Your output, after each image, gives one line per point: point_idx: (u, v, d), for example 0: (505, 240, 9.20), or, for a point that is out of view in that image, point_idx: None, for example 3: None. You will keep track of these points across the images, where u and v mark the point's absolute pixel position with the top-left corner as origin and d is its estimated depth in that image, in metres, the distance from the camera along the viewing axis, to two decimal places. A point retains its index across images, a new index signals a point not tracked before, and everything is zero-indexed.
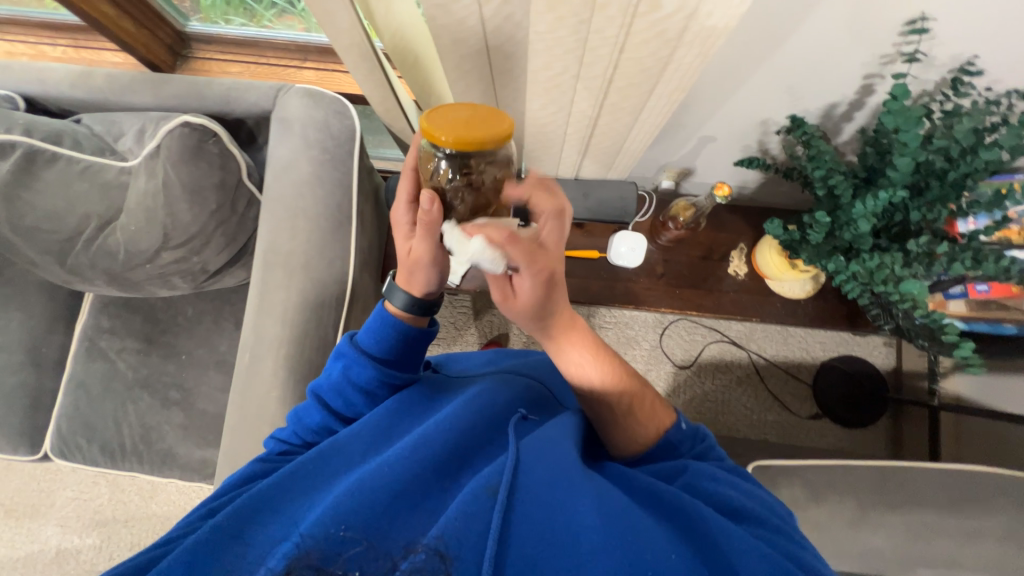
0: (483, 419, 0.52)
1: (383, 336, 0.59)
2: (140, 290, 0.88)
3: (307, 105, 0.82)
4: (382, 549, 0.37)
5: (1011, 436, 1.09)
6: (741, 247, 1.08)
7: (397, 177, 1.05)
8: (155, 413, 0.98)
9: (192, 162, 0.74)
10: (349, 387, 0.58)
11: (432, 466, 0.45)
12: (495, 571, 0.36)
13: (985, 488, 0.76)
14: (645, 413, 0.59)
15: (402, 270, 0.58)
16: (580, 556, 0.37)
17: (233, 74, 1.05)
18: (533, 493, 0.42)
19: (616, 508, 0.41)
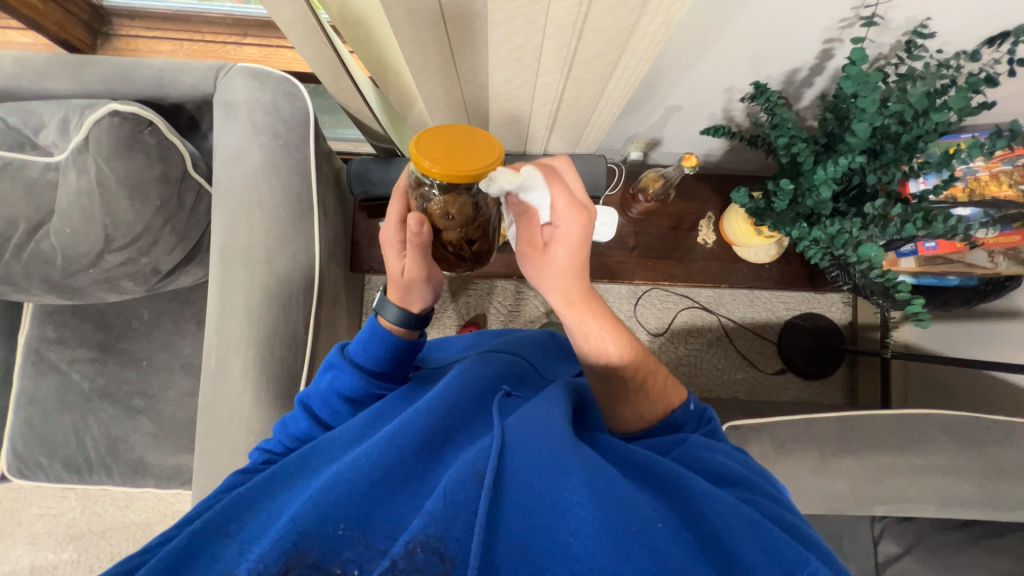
0: (466, 403, 0.52)
1: (376, 349, 0.60)
2: (86, 297, 0.82)
3: (252, 87, 0.75)
4: (379, 546, 0.37)
5: (949, 377, 1.20)
6: (708, 215, 1.10)
7: (358, 160, 1.00)
8: (120, 423, 0.94)
9: (127, 156, 0.68)
10: (337, 397, 0.58)
11: (418, 453, 0.44)
12: (487, 559, 0.36)
13: (933, 429, 0.83)
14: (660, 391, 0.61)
15: (396, 287, 0.61)
16: (568, 537, 0.37)
17: (165, 53, 0.96)
18: (522, 476, 0.41)
19: (607, 479, 0.41)
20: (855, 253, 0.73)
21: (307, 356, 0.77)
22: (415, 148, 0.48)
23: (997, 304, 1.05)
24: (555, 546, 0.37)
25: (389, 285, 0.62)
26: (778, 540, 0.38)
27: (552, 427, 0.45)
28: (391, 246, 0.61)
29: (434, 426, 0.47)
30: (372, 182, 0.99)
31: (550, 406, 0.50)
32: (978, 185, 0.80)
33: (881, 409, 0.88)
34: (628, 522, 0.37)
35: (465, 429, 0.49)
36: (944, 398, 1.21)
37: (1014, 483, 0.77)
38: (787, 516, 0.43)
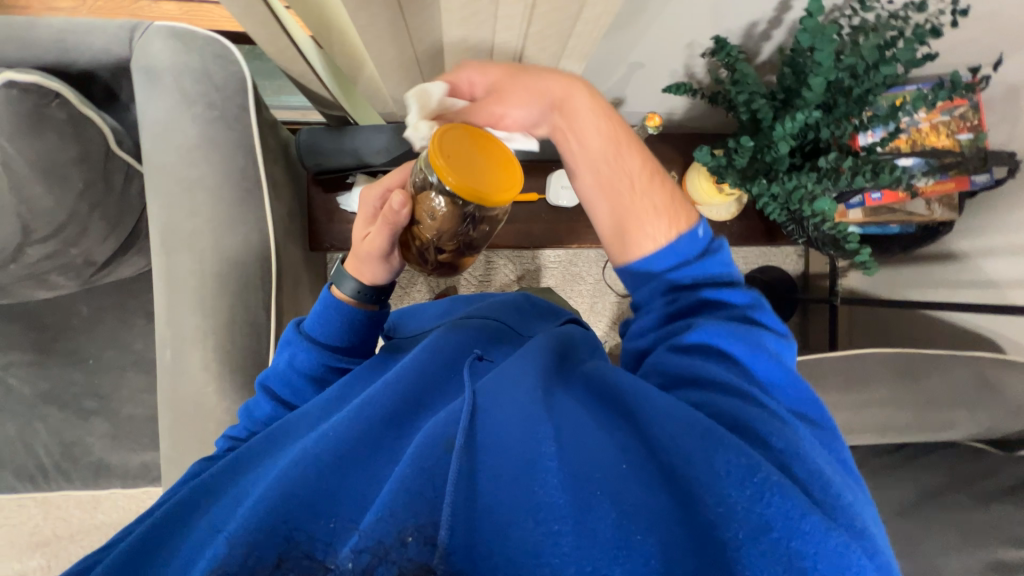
0: (435, 371, 0.51)
1: (332, 322, 0.60)
2: (10, 295, 0.74)
3: (176, 49, 0.67)
4: (352, 521, 0.36)
5: (887, 317, 1.31)
6: (672, 174, 1.11)
7: (307, 130, 0.93)
8: (72, 426, 0.88)
9: (34, 133, 0.59)
10: (296, 375, 0.59)
11: (389, 425, 0.44)
12: (467, 525, 0.36)
13: (875, 367, 0.91)
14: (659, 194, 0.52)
15: (353, 256, 0.60)
16: (535, 487, 0.37)
17: (64, 10, 0.89)
18: (493, 438, 0.41)
19: (575, 433, 0.42)
20: (810, 208, 0.75)
21: (271, 343, 0.74)
22: (439, 137, 0.52)
23: (931, 248, 1.13)
24: (523, 495, 0.37)
25: (349, 255, 0.62)
26: (731, 452, 0.37)
27: (519, 385, 0.45)
28: (366, 213, 0.62)
29: (400, 395, 0.47)
30: (324, 154, 0.93)
31: (521, 364, 0.49)
32: (920, 135, 0.85)
33: (829, 352, 0.95)
34: (592, 471, 0.38)
35: (437, 400, 0.48)
36: (883, 337, 1.33)
37: (943, 409, 0.86)
38: (757, 425, 0.41)
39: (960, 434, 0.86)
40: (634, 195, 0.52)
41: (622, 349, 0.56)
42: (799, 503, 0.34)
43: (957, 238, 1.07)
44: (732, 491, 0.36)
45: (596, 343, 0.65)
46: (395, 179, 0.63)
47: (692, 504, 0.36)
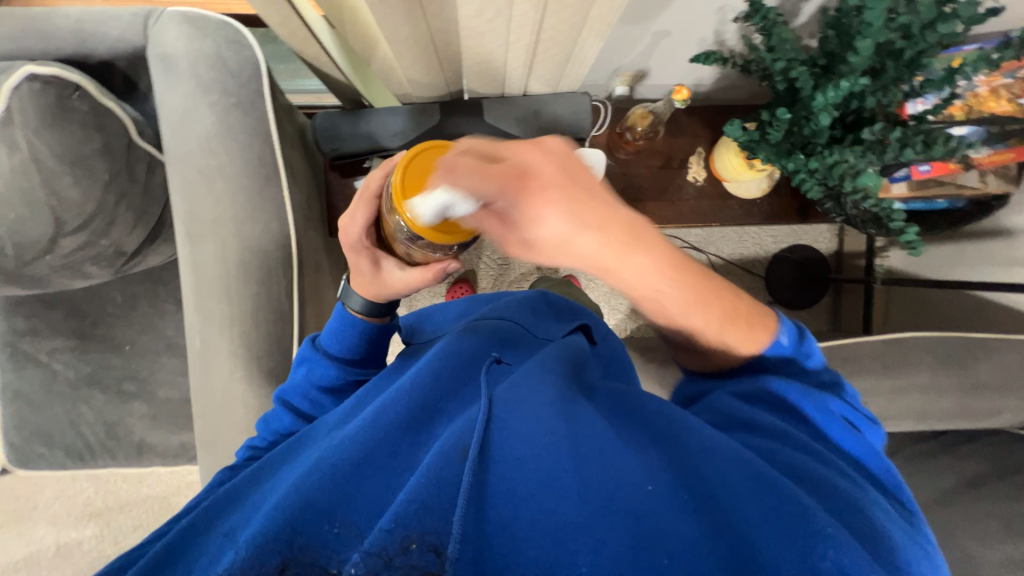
0: (453, 380, 0.51)
1: (347, 337, 0.65)
2: (50, 285, 0.77)
3: (190, 36, 0.67)
4: (361, 528, 0.36)
5: (929, 299, 1.25)
6: (699, 151, 1.06)
7: (322, 115, 0.92)
8: (114, 408, 0.92)
9: (58, 126, 0.60)
10: (314, 390, 0.63)
11: (406, 433, 0.45)
12: (476, 535, 0.35)
13: (915, 352, 0.86)
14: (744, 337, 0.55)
15: (368, 287, 0.63)
16: (553, 506, 0.36)
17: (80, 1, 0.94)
18: (509, 446, 0.40)
19: (595, 445, 0.41)
20: (852, 184, 0.70)
21: (295, 329, 0.75)
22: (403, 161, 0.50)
23: (981, 223, 1.06)
24: (539, 511, 0.36)
25: (360, 284, 0.64)
26: (784, 500, 0.38)
27: (538, 396, 0.45)
28: (357, 247, 0.62)
29: (420, 407, 0.47)
30: (341, 138, 0.92)
31: (540, 374, 0.49)
32: (977, 101, 0.77)
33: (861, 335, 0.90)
34: (616, 488, 0.37)
35: (454, 405, 0.49)
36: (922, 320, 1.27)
37: (987, 396, 0.82)
38: (807, 471, 0.42)
39: (1006, 421, 0.81)
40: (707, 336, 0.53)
41: (678, 387, 0.63)
42: (856, 559, 0.34)
43: (1010, 213, 1.00)
44: (781, 537, 0.36)
45: (613, 364, 0.68)
46: (370, 210, 0.60)
47: (737, 542, 0.35)
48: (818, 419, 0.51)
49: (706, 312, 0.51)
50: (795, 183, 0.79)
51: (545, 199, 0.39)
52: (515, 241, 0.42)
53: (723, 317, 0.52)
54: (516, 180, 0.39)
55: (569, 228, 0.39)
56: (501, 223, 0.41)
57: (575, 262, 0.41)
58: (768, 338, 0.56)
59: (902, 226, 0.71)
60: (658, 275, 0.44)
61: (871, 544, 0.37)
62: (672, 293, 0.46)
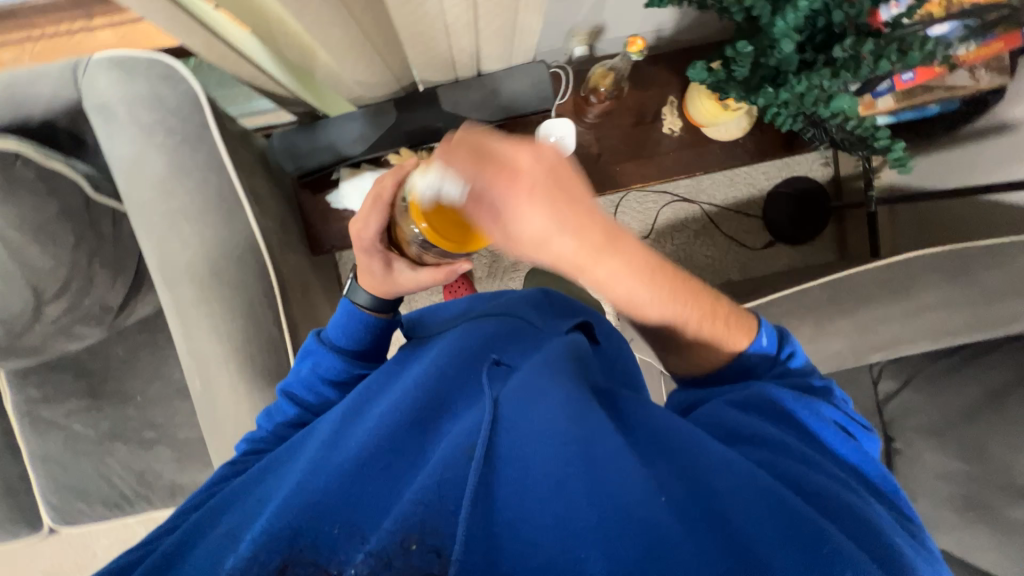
0: (455, 384, 0.51)
1: (354, 330, 0.66)
2: (48, 351, 0.77)
3: (122, 80, 0.65)
4: (365, 530, 0.36)
5: (934, 213, 1.20)
6: (671, 99, 1.01)
7: (280, 134, 0.90)
8: (140, 457, 0.95)
9: (11, 198, 0.61)
10: (317, 380, 0.64)
11: (411, 437, 0.45)
12: (477, 533, 0.35)
13: (923, 270, 0.81)
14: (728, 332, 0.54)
15: (379, 285, 0.65)
16: (557, 513, 0.36)
17: (9, 61, 0.98)
18: (516, 451, 0.40)
19: (604, 445, 0.40)
20: (827, 109, 0.67)
21: (290, 355, 0.75)
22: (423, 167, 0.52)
23: (980, 122, 1.00)
24: (544, 517, 0.36)
25: (371, 282, 0.66)
26: (796, 517, 0.38)
27: (544, 391, 0.44)
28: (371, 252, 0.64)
29: (424, 411, 0.47)
30: (302, 154, 0.89)
31: (542, 370, 0.48)
32: None
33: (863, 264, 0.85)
34: (624, 493, 0.37)
35: (458, 406, 0.48)
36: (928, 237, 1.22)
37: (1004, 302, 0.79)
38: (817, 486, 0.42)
39: None
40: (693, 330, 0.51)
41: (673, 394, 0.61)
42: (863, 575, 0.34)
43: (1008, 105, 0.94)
44: (786, 550, 0.36)
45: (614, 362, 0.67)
46: (384, 216, 0.63)
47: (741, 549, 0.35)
48: (817, 429, 0.50)
49: (685, 308, 0.49)
50: (771, 118, 0.75)
51: (532, 197, 0.38)
52: (491, 229, 0.41)
53: (702, 312, 0.51)
54: (507, 176, 0.38)
55: (548, 223, 0.38)
56: (488, 212, 0.40)
57: (550, 260, 0.40)
58: (748, 339, 0.55)
59: (887, 144, 0.67)
60: (622, 266, 0.41)
61: (873, 550, 0.38)
62: (637, 292, 0.44)
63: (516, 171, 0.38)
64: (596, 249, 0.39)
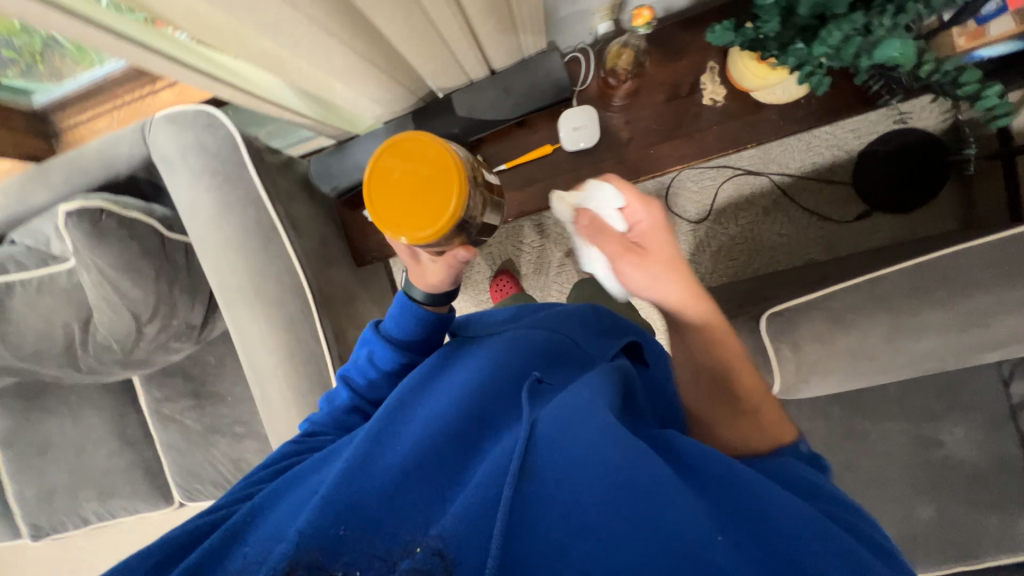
0: (496, 402, 0.54)
1: (406, 320, 0.71)
2: (154, 364, 0.93)
3: (175, 133, 0.75)
4: (396, 538, 0.39)
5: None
6: (710, 66, 0.89)
7: (317, 158, 0.97)
8: (234, 448, 1.12)
9: (102, 245, 0.73)
10: (372, 368, 0.71)
11: (452, 449, 0.48)
12: (500, 555, 0.36)
13: None
14: (775, 420, 0.60)
15: (421, 278, 0.71)
16: (581, 542, 0.37)
17: (102, 128, 1.20)
18: (550, 478, 0.41)
19: (641, 483, 0.39)
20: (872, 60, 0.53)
21: (329, 365, 0.82)
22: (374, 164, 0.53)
23: None
24: (571, 548, 0.37)
25: (416, 279, 0.72)
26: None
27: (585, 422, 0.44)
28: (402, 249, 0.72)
29: (466, 423, 0.50)
30: (336, 175, 0.96)
31: (583, 399, 0.49)
32: None
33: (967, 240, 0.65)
34: (657, 535, 0.36)
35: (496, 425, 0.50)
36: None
37: None
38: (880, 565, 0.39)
39: None
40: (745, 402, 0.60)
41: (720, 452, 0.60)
42: None
43: None
44: None
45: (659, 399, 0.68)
46: None
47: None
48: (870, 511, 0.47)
49: (733, 358, 0.61)
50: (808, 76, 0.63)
51: (667, 236, 0.60)
52: (625, 249, 0.59)
53: (761, 393, 0.61)
54: (666, 228, 0.61)
55: (669, 256, 0.60)
56: (626, 246, 0.59)
57: (655, 288, 0.59)
58: (790, 434, 0.60)
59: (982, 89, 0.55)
60: (700, 313, 0.61)
61: None
62: (714, 337, 0.61)
63: (650, 229, 0.60)
64: (691, 296, 0.60)
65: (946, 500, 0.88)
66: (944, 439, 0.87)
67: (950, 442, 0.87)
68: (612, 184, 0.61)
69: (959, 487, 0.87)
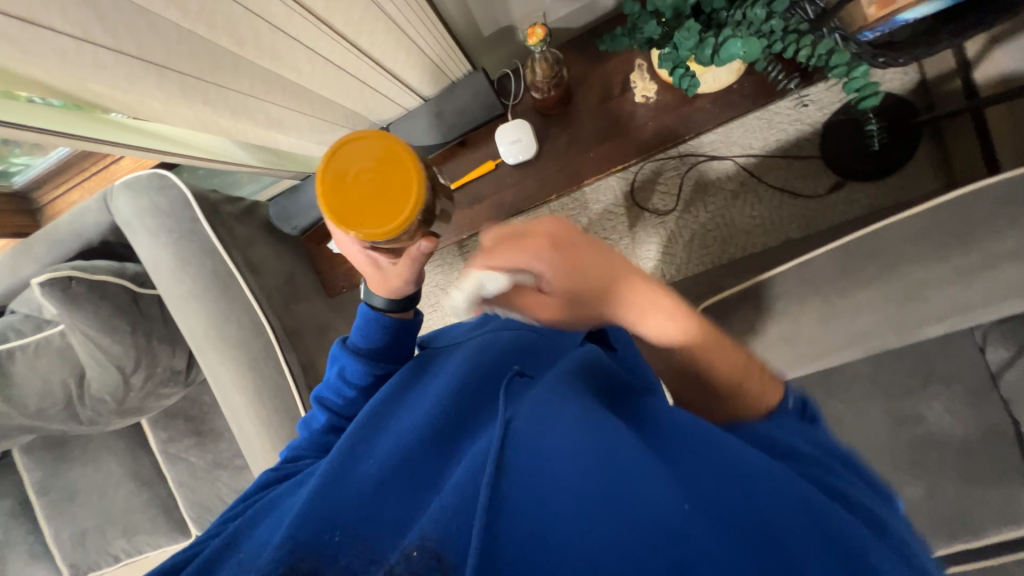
0: (474, 403, 0.52)
1: (371, 329, 0.72)
2: (148, 410, 0.99)
3: (132, 198, 0.82)
4: (381, 546, 0.39)
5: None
6: (638, 63, 0.90)
7: (276, 200, 1.02)
8: (236, 480, 1.18)
9: (78, 308, 0.81)
10: (345, 383, 0.72)
11: (427, 455, 0.46)
12: (485, 550, 0.33)
13: (983, 208, 0.58)
14: (760, 384, 0.52)
15: (380, 283, 0.71)
16: (563, 521, 0.33)
17: (78, 199, 1.30)
18: (526, 463, 0.37)
19: (616, 456, 0.35)
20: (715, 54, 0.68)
21: (296, 397, 0.86)
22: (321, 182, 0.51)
23: None
24: (556, 525, 0.33)
25: (377, 284, 0.72)
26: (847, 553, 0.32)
27: (567, 402, 0.41)
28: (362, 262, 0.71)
29: (447, 421, 0.50)
30: (294, 215, 1.00)
31: (562, 385, 0.45)
32: None
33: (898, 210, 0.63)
34: (645, 508, 0.32)
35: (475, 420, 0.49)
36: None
37: None
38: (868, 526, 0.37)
39: None
40: (729, 368, 0.53)
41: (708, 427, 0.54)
42: None
43: None
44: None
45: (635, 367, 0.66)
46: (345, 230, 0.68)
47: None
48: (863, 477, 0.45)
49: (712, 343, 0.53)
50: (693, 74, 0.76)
51: (576, 253, 0.51)
52: (544, 305, 0.53)
53: (741, 364, 0.54)
54: (570, 257, 0.51)
55: (578, 275, 0.51)
56: (537, 295, 0.53)
57: (587, 317, 0.53)
58: (781, 396, 0.52)
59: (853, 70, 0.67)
60: (655, 312, 0.52)
61: None
62: (673, 328, 0.52)
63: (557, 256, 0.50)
64: (624, 303, 0.52)
65: (935, 478, 0.84)
66: (924, 414, 0.84)
67: (931, 416, 0.84)
68: (487, 238, 0.50)
69: (946, 463, 0.83)
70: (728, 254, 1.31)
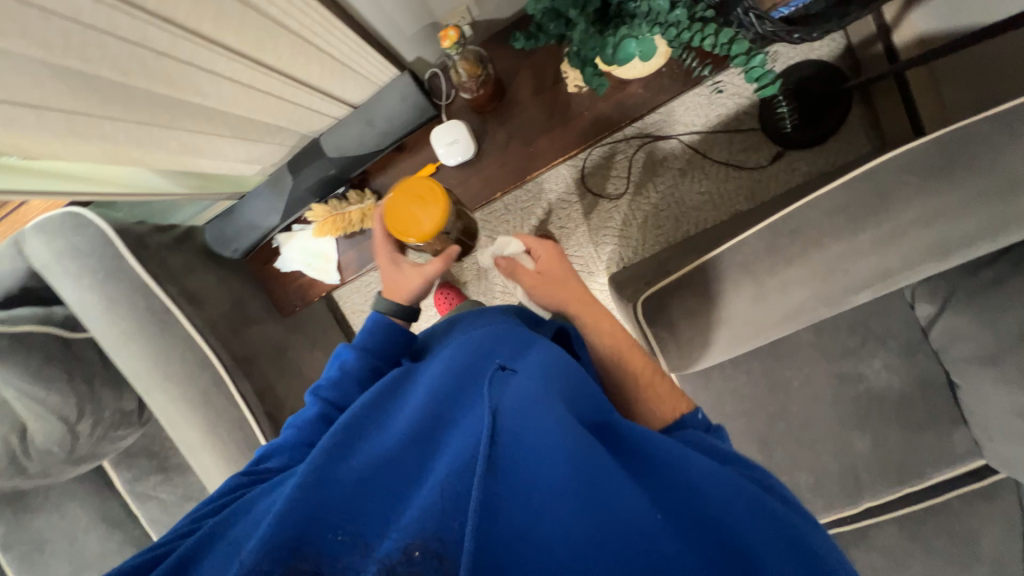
0: (457, 397, 0.50)
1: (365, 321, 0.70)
2: (103, 455, 0.93)
3: (48, 242, 0.79)
4: (368, 543, 0.36)
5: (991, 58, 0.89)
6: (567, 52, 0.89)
7: (212, 224, 0.98)
8: None
9: (7, 362, 0.79)
10: (345, 375, 0.65)
11: (411, 449, 0.44)
12: (483, 551, 0.34)
13: (891, 178, 0.61)
14: (667, 392, 0.62)
15: (395, 284, 0.79)
16: (558, 523, 0.37)
17: None
18: (517, 465, 0.39)
19: (597, 469, 0.40)
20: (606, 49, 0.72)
21: (254, 426, 0.85)
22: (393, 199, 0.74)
23: None
24: (551, 528, 0.37)
25: (391, 286, 0.79)
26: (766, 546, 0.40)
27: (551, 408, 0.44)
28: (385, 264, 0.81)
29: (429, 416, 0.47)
30: (231, 239, 0.96)
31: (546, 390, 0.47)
32: None
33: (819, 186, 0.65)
34: (622, 518, 0.38)
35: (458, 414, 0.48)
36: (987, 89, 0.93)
37: None
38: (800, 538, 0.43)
39: None
40: (646, 372, 0.64)
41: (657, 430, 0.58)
42: None
43: None
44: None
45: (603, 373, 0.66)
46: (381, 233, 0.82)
47: (731, 556, 0.38)
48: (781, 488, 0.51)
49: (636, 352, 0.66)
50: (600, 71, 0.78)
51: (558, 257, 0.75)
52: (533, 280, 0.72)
53: (653, 371, 0.64)
54: (557, 256, 0.75)
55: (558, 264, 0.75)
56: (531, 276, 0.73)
57: (560, 295, 0.70)
58: (685, 406, 0.61)
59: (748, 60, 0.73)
60: (597, 312, 0.70)
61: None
62: (608, 329, 0.68)
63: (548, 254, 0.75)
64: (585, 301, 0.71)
65: (878, 428, 0.89)
66: (864, 371, 0.89)
67: (870, 373, 0.89)
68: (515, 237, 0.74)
69: (887, 413, 0.89)
70: (682, 232, 1.32)
